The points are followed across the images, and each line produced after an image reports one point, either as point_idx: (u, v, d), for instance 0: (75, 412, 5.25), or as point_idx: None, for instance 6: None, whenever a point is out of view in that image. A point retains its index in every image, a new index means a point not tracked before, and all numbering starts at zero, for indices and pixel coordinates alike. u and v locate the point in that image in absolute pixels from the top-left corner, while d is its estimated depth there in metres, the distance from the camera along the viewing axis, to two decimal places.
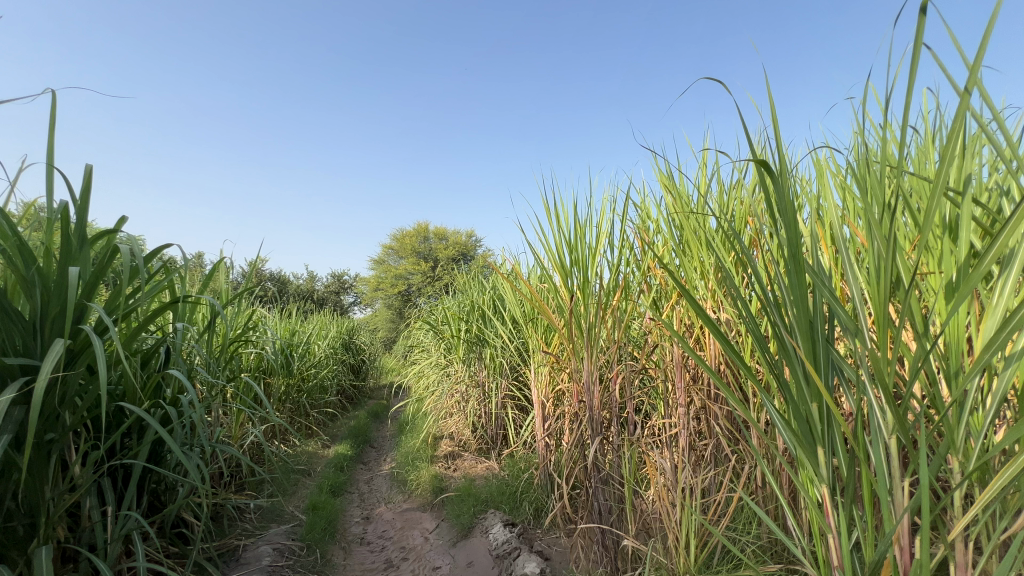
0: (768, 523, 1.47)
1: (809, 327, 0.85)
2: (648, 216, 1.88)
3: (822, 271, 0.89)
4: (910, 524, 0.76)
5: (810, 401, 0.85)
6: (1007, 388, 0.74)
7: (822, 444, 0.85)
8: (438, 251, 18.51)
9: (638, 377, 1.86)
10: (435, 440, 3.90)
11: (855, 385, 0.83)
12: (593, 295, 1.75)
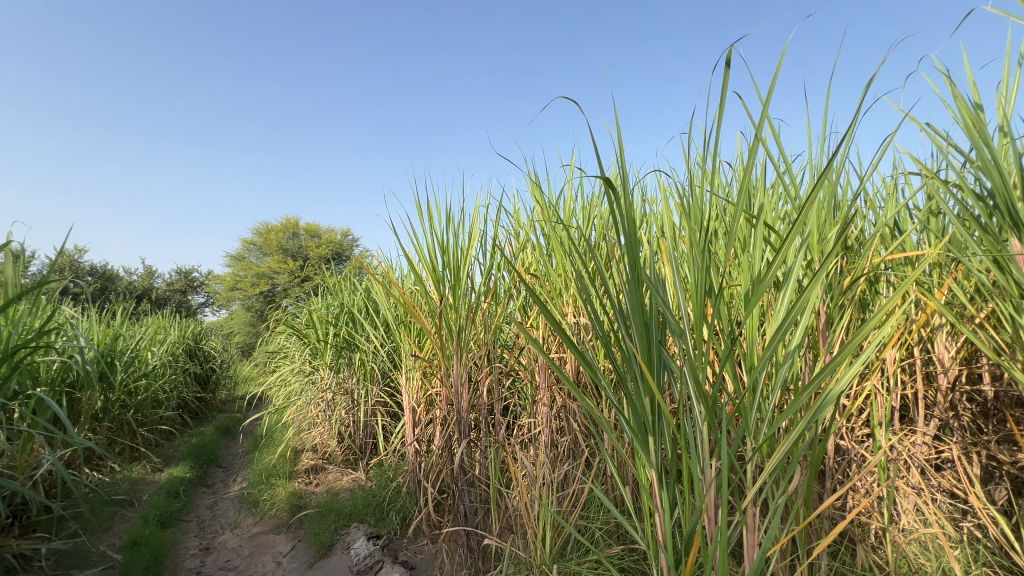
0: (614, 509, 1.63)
1: (646, 331, 0.96)
2: (520, 223, 1.96)
3: (657, 280, 1.00)
4: (716, 498, 0.89)
5: (644, 395, 0.95)
6: (784, 379, 0.92)
7: (653, 434, 0.96)
8: (309, 249, 17.12)
9: (506, 379, 1.92)
10: (296, 453, 3.58)
11: (679, 380, 0.95)
12: (464, 298, 1.76)
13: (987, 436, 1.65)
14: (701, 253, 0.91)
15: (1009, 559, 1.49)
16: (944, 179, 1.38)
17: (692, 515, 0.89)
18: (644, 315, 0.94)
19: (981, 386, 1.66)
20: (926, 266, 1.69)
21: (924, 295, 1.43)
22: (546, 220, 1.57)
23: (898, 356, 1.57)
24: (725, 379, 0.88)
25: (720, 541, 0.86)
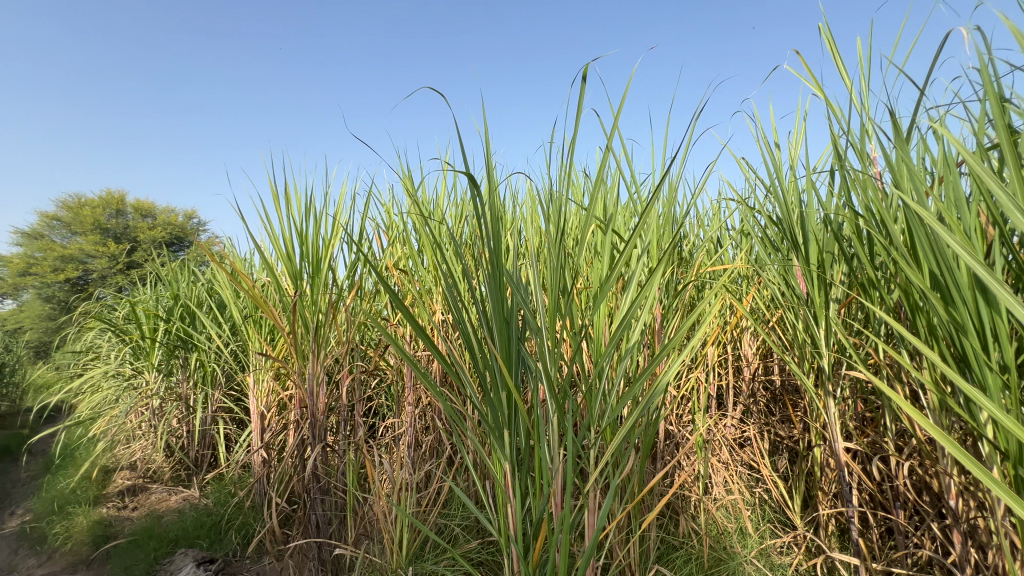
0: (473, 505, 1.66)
1: (506, 327, 0.99)
2: (390, 216, 1.89)
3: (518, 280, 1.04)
4: (561, 484, 0.95)
5: (501, 389, 0.98)
6: (623, 372, 1.02)
7: (509, 428, 0.99)
8: (139, 231, 14.46)
9: (370, 378, 1.84)
10: (106, 473, 2.98)
11: (534, 375, 1.00)
12: (324, 293, 1.64)
13: (772, 416, 2.05)
14: (558, 254, 0.97)
15: (783, 513, 1.86)
16: (750, 207, 1.68)
17: (540, 501, 0.94)
18: (504, 312, 0.97)
19: (770, 375, 2.06)
20: (737, 278, 2.03)
21: (733, 301, 1.72)
22: (417, 215, 1.54)
23: (714, 352, 1.87)
24: (574, 371, 0.95)
25: (563, 524, 0.93)
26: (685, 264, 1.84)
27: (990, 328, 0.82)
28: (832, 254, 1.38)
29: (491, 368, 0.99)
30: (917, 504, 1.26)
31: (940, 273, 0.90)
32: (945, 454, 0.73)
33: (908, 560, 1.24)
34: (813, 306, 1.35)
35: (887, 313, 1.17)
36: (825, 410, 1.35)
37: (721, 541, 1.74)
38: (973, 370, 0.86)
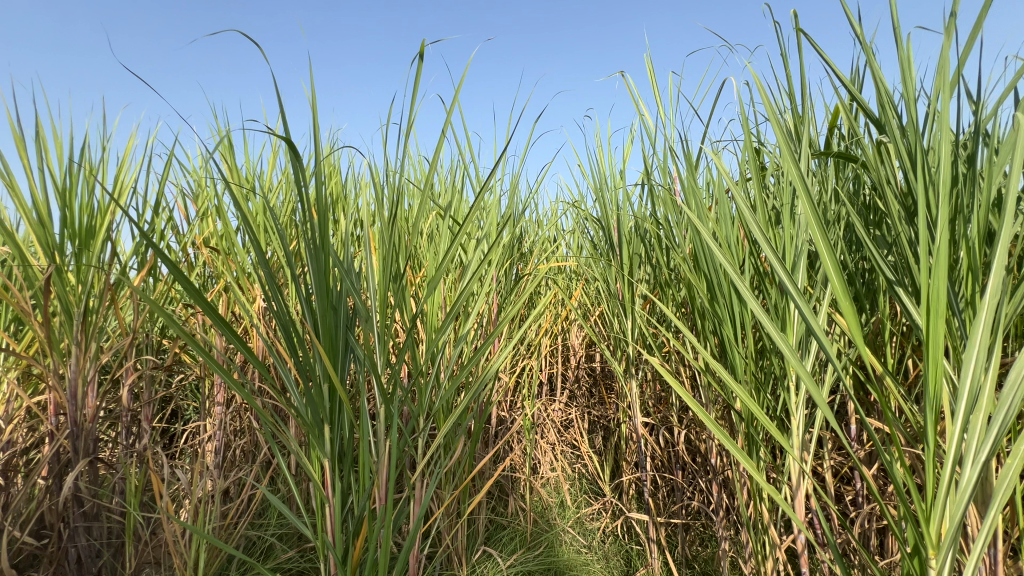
0: (291, 512, 1.52)
1: (332, 314, 0.91)
2: (199, 183, 1.59)
3: (348, 264, 0.97)
4: (386, 478, 0.93)
5: (322, 381, 0.90)
6: (454, 359, 1.04)
7: (332, 424, 0.91)
8: None
9: (165, 375, 1.54)
10: None
11: (363, 366, 0.95)
12: (98, 270, 1.30)
13: (592, 399, 2.31)
14: (391, 238, 0.93)
15: (596, 484, 2.11)
16: (579, 210, 1.86)
17: (361, 497, 0.90)
18: (330, 297, 0.89)
19: (592, 363, 2.32)
20: (568, 275, 2.23)
21: (563, 295, 1.88)
22: (235, 185, 1.33)
23: (546, 342, 2.02)
24: (403, 360, 0.92)
25: (386, 518, 0.90)
26: (523, 259, 1.95)
27: (738, 319, 1.03)
28: (639, 256, 1.60)
29: (312, 359, 0.90)
30: (690, 464, 1.55)
31: (709, 275, 1.10)
32: (704, 421, 0.90)
33: (682, 511, 1.51)
34: (624, 301, 1.55)
35: (676, 307, 1.40)
36: (629, 390, 1.56)
37: (544, 516, 1.90)
38: (727, 352, 1.08)
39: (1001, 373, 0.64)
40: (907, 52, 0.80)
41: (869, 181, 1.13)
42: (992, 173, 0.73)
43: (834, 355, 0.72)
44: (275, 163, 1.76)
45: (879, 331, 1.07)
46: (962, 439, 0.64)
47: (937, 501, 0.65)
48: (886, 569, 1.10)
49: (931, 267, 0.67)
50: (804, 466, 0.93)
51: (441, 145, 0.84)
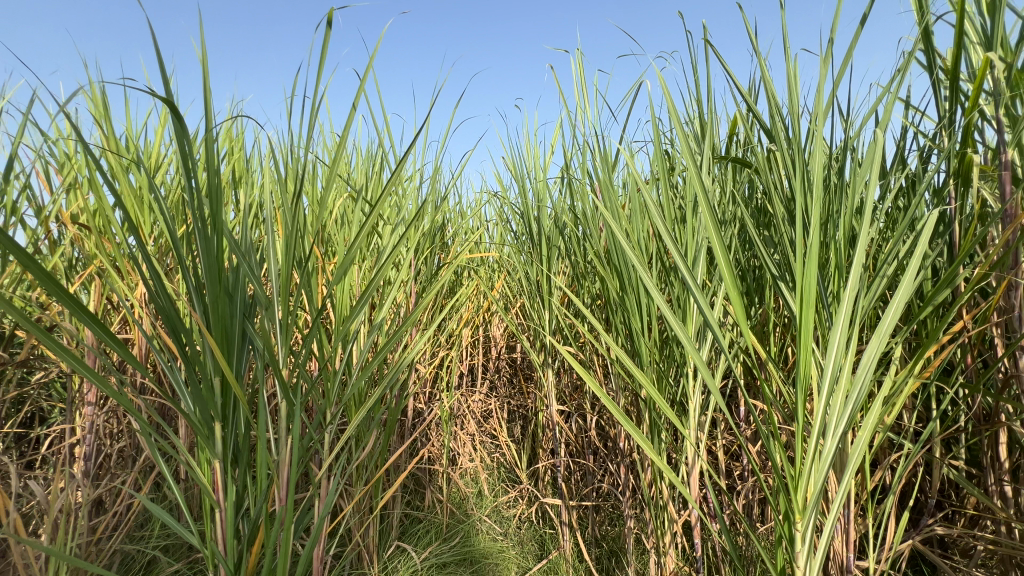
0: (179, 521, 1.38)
1: (227, 302, 0.82)
2: (65, 149, 1.36)
3: (246, 248, 0.88)
4: (287, 477, 0.87)
5: (213, 376, 0.81)
6: (365, 349, 1.00)
7: (226, 423, 0.83)
8: None
9: (19, 373, 1.32)
10: None
11: (263, 359, 0.87)
12: None
13: (512, 389, 2.35)
14: (295, 219, 0.86)
15: (513, 472, 2.15)
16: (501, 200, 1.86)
17: (258, 499, 0.83)
18: (224, 283, 0.80)
19: (512, 354, 2.36)
20: (490, 267, 2.24)
21: (484, 286, 1.88)
22: (112, 154, 1.16)
23: (466, 333, 2.01)
24: (309, 351, 0.86)
25: (287, 520, 0.85)
26: (444, 249, 1.91)
27: (644, 310, 1.09)
28: (557, 249, 1.63)
29: (202, 351, 0.81)
30: (601, 449, 1.63)
31: (620, 268, 1.15)
32: (608, 410, 0.89)
33: (593, 494, 1.59)
34: (543, 293, 1.59)
35: (590, 299, 1.46)
36: (545, 379, 1.60)
37: (461, 506, 1.90)
38: (634, 341, 1.15)
39: (859, 359, 0.73)
40: (793, 70, 0.88)
41: (760, 186, 1.24)
42: (857, 184, 0.83)
43: (723, 343, 0.78)
44: (162, 133, 1.56)
45: (763, 322, 1.19)
46: (827, 414, 0.73)
47: (803, 472, 0.73)
48: (764, 534, 1.23)
49: (806, 264, 0.75)
50: (698, 447, 1.01)
51: (352, 122, 0.79)
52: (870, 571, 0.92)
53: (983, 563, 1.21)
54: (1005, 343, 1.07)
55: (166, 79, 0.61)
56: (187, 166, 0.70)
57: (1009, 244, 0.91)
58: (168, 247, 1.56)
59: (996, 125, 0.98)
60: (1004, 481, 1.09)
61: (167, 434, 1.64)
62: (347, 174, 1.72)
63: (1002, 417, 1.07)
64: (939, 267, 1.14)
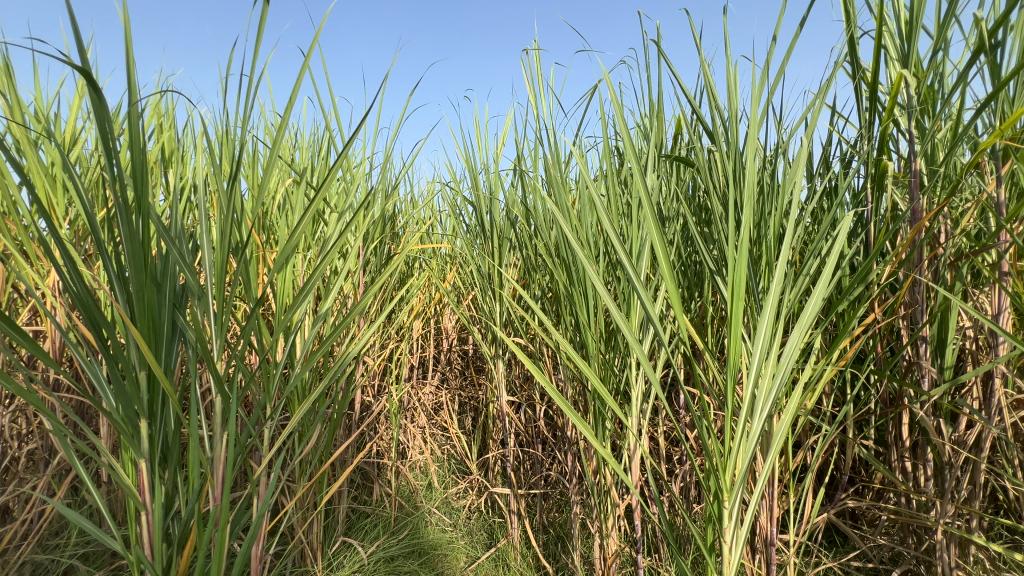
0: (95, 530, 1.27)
1: (155, 292, 0.76)
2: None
3: (178, 234, 0.83)
4: (223, 474, 0.83)
5: (139, 370, 0.75)
6: (308, 340, 0.96)
7: (155, 423, 0.78)
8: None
9: None
10: None
11: (196, 352, 0.82)
12: None
13: (463, 381, 2.35)
14: (231, 204, 0.81)
15: (464, 463, 2.16)
16: (454, 192, 1.84)
17: (189, 499, 0.79)
18: (151, 271, 0.74)
19: (464, 346, 2.36)
20: (442, 258, 2.22)
21: (435, 277, 1.87)
22: (19, 128, 1.04)
23: (417, 325, 1.99)
24: (248, 342, 0.82)
25: (223, 519, 0.81)
26: (394, 240, 1.87)
27: (591, 302, 1.13)
28: (509, 241, 1.64)
29: (125, 344, 0.75)
30: (549, 439, 1.67)
31: (569, 262, 1.18)
32: (555, 401, 0.91)
33: (541, 482, 1.62)
34: (494, 285, 1.60)
35: (540, 291, 1.48)
36: (496, 371, 1.61)
37: (410, 499, 1.89)
38: (582, 333, 1.18)
39: (782, 348, 0.79)
40: (733, 75, 0.92)
41: (701, 184, 1.30)
42: (786, 185, 0.89)
43: (662, 334, 0.82)
44: (78, 107, 1.43)
45: (702, 314, 1.25)
46: (754, 400, 0.78)
47: (731, 453, 0.79)
48: (699, 513, 1.30)
49: (739, 259, 0.79)
50: (639, 433, 1.06)
51: (295, 104, 0.75)
52: (790, 543, 1.00)
53: (886, 531, 1.34)
54: (909, 333, 1.18)
55: (80, 47, 0.56)
56: (106, 143, 0.64)
57: (914, 244, 1.01)
58: (86, 231, 1.43)
59: (908, 134, 1.08)
60: (905, 456, 1.21)
61: (87, 434, 1.52)
62: (290, 158, 1.64)
63: (905, 400, 1.19)
64: (856, 264, 1.25)
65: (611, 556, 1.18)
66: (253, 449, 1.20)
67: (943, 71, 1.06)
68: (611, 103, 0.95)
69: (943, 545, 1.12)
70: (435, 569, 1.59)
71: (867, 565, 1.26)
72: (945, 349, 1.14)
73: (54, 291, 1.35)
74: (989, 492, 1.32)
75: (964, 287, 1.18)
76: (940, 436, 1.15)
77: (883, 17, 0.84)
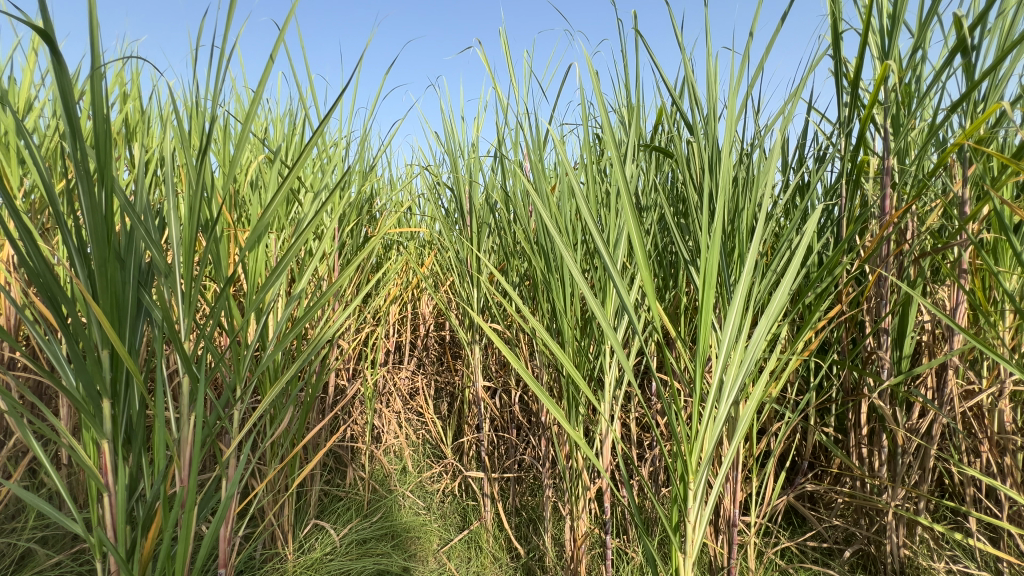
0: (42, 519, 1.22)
1: (118, 268, 0.73)
2: None
3: (141, 210, 0.80)
4: (189, 455, 0.82)
5: (101, 349, 0.72)
6: (281, 321, 0.94)
7: (119, 403, 0.75)
8: None
9: None
10: None
11: (163, 331, 0.79)
12: None
13: (440, 366, 2.36)
14: (199, 179, 0.77)
15: (438, 448, 2.17)
16: (433, 174, 1.81)
17: (154, 481, 0.77)
18: (114, 246, 0.71)
19: (441, 331, 2.36)
20: (420, 243, 2.20)
21: (413, 262, 1.85)
22: None
23: (392, 310, 1.97)
24: (217, 322, 0.80)
25: (186, 500, 0.79)
26: (372, 223, 1.85)
27: (568, 290, 1.14)
28: (488, 226, 1.63)
29: (86, 323, 0.72)
30: (524, 424, 1.69)
31: (547, 249, 1.19)
32: (529, 385, 0.90)
33: (514, 465, 1.64)
34: (472, 271, 1.59)
35: (518, 278, 1.49)
36: (472, 356, 1.62)
37: (384, 483, 1.91)
38: (558, 319, 1.19)
39: (750, 336, 0.82)
40: (714, 68, 0.93)
41: (679, 175, 1.32)
42: (763, 178, 0.91)
43: (637, 323, 0.83)
44: (33, 69, 1.35)
45: (676, 304, 1.27)
46: (721, 387, 0.81)
47: (698, 437, 0.81)
48: (666, 497, 1.35)
49: (713, 250, 0.82)
50: (611, 419, 1.08)
51: (268, 79, 0.72)
52: (751, 524, 1.04)
53: (840, 513, 1.42)
54: (872, 327, 1.23)
55: (39, 4, 0.52)
56: (66, 109, 0.61)
57: (881, 239, 1.04)
58: (43, 205, 1.37)
59: (884, 131, 1.11)
60: (862, 443, 1.27)
61: (44, 414, 1.47)
62: (261, 136, 1.59)
63: (864, 389, 1.25)
64: (825, 258, 1.30)
65: (581, 537, 1.20)
66: (222, 432, 1.18)
67: (921, 70, 1.09)
68: (593, 90, 0.95)
69: (892, 525, 1.20)
70: (407, 550, 1.61)
71: (821, 544, 1.32)
72: (903, 340, 1.19)
73: (8, 266, 1.29)
74: (937, 477, 1.39)
75: (925, 282, 1.23)
76: (895, 424, 1.21)
77: (865, 13, 0.86)
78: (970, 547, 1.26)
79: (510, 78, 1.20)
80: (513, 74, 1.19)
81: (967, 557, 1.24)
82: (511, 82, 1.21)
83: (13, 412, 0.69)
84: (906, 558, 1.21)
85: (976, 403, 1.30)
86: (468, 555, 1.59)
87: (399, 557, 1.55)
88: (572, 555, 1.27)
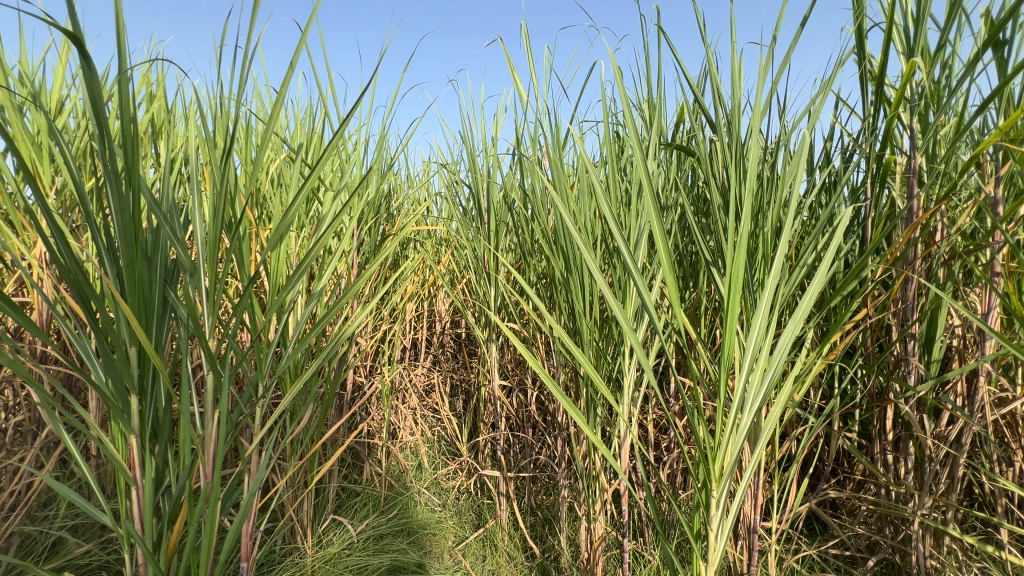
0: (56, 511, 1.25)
1: (145, 266, 0.74)
2: None
3: (169, 209, 0.82)
4: (212, 451, 0.83)
5: (128, 346, 0.74)
6: (302, 319, 0.95)
7: (145, 397, 0.77)
8: None
9: None
10: None
11: (188, 329, 0.80)
12: None
13: (455, 363, 2.37)
14: (224, 179, 0.79)
15: (454, 445, 2.19)
16: (451, 172, 1.81)
17: (180, 476, 0.78)
18: (142, 246, 0.72)
19: (457, 329, 2.38)
20: (437, 241, 2.21)
21: (430, 259, 1.86)
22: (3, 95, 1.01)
23: (410, 307, 1.99)
24: (240, 321, 0.80)
25: (210, 495, 0.80)
26: (390, 221, 1.86)
27: (586, 289, 1.13)
28: (505, 225, 1.63)
29: (114, 319, 0.73)
30: (539, 423, 1.69)
31: (566, 248, 1.18)
32: (547, 385, 0.90)
33: (530, 464, 1.64)
34: (489, 269, 1.59)
35: (536, 277, 1.49)
36: (489, 355, 1.62)
37: (400, 479, 1.93)
38: (575, 319, 1.18)
39: (775, 341, 0.80)
40: (738, 66, 0.91)
41: (700, 173, 1.29)
42: (789, 178, 0.89)
43: (657, 324, 0.82)
44: (64, 71, 1.38)
45: (696, 305, 1.26)
46: (745, 393, 0.80)
47: (720, 444, 0.80)
48: (684, 499, 1.33)
49: (737, 252, 0.80)
50: (630, 421, 1.07)
51: (291, 80, 0.73)
52: (772, 531, 1.02)
53: (864, 521, 1.39)
54: (898, 331, 1.20)
55: (71, 7, 0.53)
56: (95, 110, 0.62)
57: (909, 241, 1.02)
58: (73, 202, 1.41)
59: (910, 130, 1.07)
60: (887, 450, 1.24)
61: (74, 406, 1.52)
62: (283, 134, 1.61)
63: (891, 394, 1.21)
64: (852, 259, 1.26)
65: (597, 539, 1.19)
66: (244, 427, 1.20)
67: (951, 66, 1.05)
68: (614, 87, 0.94)
69: (918, 535, 1.17)
70: (423, 547, 1.64)
71: (844, 553, 1.30)
72: (932, 346, 1.16)
73: (40, 262, 1.33)
74: (965, 486, 1.35)
75: (955, 285, 1.19)
76: (923, 431, 1.17)
77: (888, 11, 0.85)
78: (1001, 559, 1.21)
79: (530, 76, 1.19)
80: (533, 72, 1.18)
81: (996, 568, 1.20)
82: (531, 80, 1.20)
83: (46, 404, 0.71)
84: (932, 569, 1.18)
85: (1009, 411, 1.25)
86: (484, 553, 1.60)
87: (416, 553, 1.58)
88: (589, 557, 1.26)
